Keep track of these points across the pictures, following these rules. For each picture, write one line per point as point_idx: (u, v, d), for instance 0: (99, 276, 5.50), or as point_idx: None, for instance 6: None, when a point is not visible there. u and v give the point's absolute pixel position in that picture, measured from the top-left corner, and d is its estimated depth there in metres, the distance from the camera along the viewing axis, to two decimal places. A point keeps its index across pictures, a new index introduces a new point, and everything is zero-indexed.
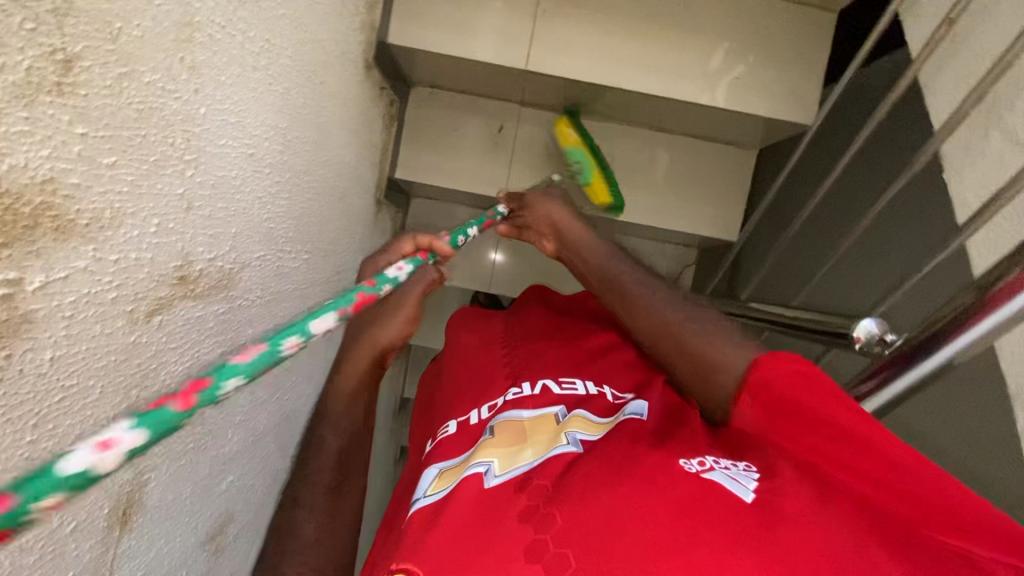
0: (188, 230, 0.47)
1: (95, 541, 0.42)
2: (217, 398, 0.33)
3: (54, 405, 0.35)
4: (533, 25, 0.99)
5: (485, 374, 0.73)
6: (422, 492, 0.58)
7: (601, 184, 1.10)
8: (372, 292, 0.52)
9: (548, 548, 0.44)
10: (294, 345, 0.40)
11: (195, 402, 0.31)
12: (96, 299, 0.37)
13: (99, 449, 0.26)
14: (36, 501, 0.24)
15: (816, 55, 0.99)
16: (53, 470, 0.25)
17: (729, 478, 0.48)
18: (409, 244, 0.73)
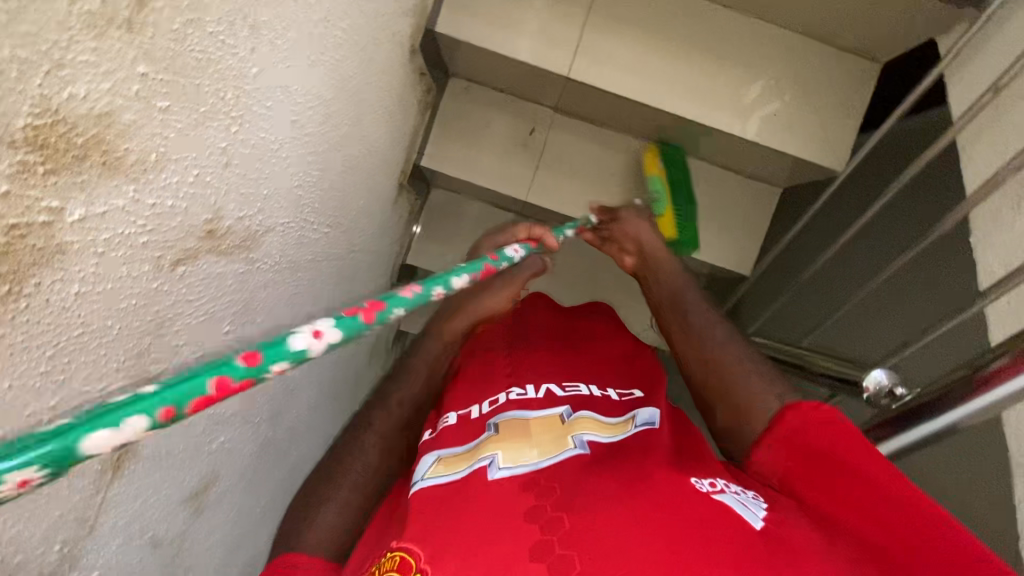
0: (223, 186, 0.47)
1: (87, 480, 0.42)
2: (386, 320, 0.41)
3: (72, 339, 0.35)
4: (580, 34, 1.00)
5: (489, 371, 0.73)
6: (417, 475, 0.60)
7: (671, 218, 1.08)
8: (494, 264, 0.63)
9: (553, 549, 0.45)
10: (439, 293, 0.49)
11: (373, 318, 0.39)
12: (129, 240, 0.37)
13: (314, 336, 0.33)
14: (273, 364, 0.31)
15: (856, 104, 0.99)
16: (286, 343, 0.32)
17: (739, 503, 0.49)
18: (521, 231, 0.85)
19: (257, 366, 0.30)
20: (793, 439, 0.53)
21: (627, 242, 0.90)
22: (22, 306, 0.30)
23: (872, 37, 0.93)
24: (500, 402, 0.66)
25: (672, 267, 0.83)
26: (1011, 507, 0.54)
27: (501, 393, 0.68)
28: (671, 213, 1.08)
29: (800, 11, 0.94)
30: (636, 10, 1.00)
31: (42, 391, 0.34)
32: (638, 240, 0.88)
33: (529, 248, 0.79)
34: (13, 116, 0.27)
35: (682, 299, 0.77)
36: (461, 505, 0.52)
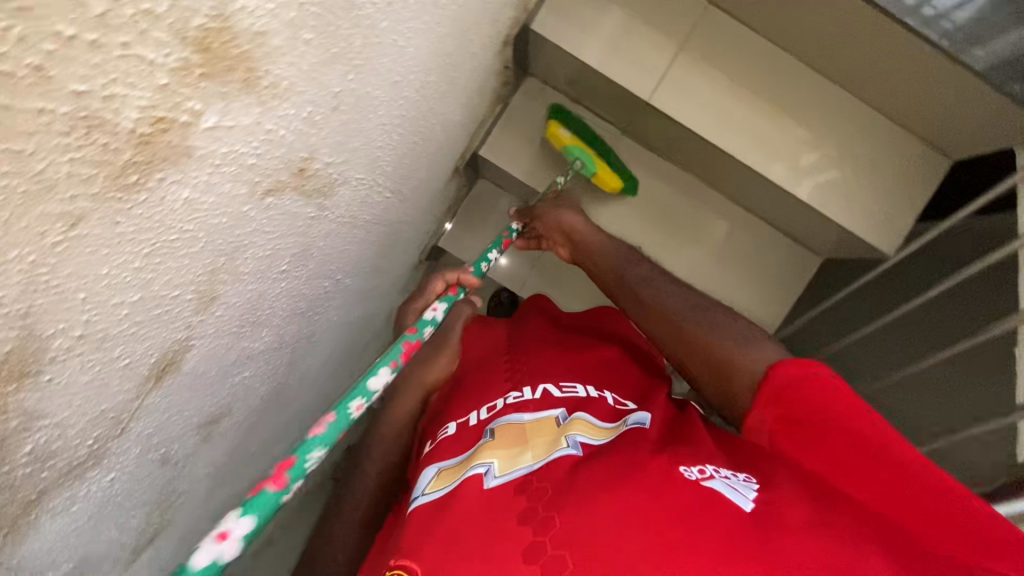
0: (326, 129, 0.47)
1: (132, 385, 0.41)
2: (303, 470, 0.53)
3: (166, 242, 0.35)
4: (668, 65, 1.01)
5: (488, 380, 0.75)
6: (418, 490, 0.60)
7: (607, 172, 1.13)
8: (414, 338, 0.74)
9: (546, 550, 0.46)
10: (358, 408, 0.62)
11: (285, 480, 0.51)
12: (239, 159, 0.37)
13: (219, 539, 0.45)
14: None
15: (919, 192, 1.00)
16: (189, 567, 0.44)
17: (730, 487, 0.50)
18: (439, 283, 0.85)
19: None
20: (792, 401, 0.54)
21: (557, 231, 0.94)
22: (139, 199, 0.30)
23: (952, 133, 0.94)
24: (498, 408, 0.66)
25: (604, 242, 0.89)
26: None
27: (500, 398, 0.69)
28: (603, 166, 1.12)
29: (887, 92, 0.95)
30: (728, 54, 1.01)
31: (128, 284, 0.34)
32: (566, 228, 0.93)
33: (449, 298, 0.83)
34: (193, 13, 0.27)
35: (625, 270, 0.83)
36: (456, 509, 0.52)
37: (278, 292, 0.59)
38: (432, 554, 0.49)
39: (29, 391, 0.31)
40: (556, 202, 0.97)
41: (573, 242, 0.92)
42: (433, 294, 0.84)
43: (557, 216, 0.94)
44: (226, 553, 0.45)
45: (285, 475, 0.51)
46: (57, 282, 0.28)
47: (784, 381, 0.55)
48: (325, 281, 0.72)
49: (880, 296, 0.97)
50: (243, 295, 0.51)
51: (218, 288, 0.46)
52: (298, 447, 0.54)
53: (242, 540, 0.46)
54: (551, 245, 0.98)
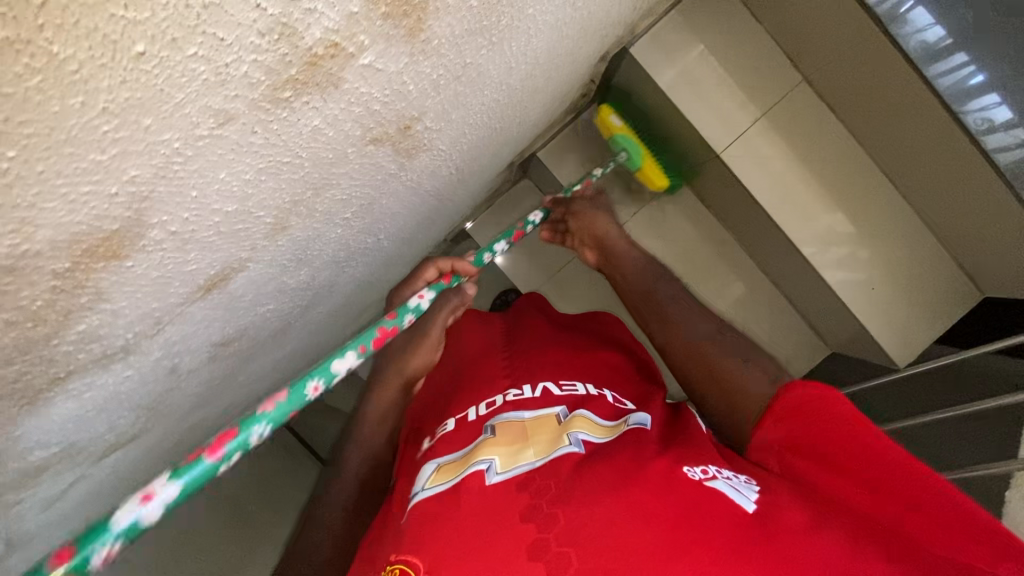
0: (442, 94, 0.47)
1: (187, 290, 0.40)
2: (245, 446, 0.44)
3: (280, 162, 0.34)
4: (748, 126, 1.02)
5: (488, 376, 0.74)
6: (417, 486, 0.58)
7: (653, 167, 1.13)
8: (392, 324, 0.64)
9: (550, 546, 0.46)
10: (315, 388, 0.52)
11: (222, 453, 0.43)
12: (368, 103, 0.36)
13: (143, 501, 0.38)
14: (94, 555, 0.36)
15: (942, 316, 1.02)
16: (106, 527, 0.36)
17: (731, 488, 0.51)
18: (431, 269, 0.74)
19: (74, 562, 0.35)
20: (792, 415, 0.54)
21: (584, 235, 0.92)
22: (281, 116, 0.29)
23: (991, 271, 0.96)
24: (499, 404, 0.65)
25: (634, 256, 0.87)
26: None
27: (499, 394, 0.68)
28: (650, 161, 1.12)
29: (943, 211, 0.97)
30: (807, 133, 1.03)
31: (228, 192, 0.32)
32: (598, 234, 0.90)
33: (440, 288, 0.72)
34: None
35: (649, 289, 0.81)
36: (461, 500, 0.52)
37: (332, 237, 0.58)
38: (437, 542, 0.49)
39: (111, 272, 0.30)
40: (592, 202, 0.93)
41: (602, 250, 0.90)
42: (422, 280, 0.73)
43: (586, 218, 0.91)
44: (150, 516, 0.38)
45: (222, 446, 0.43)
46: (184, 174, 0.27)
47: (780, 398, 0.55)
48: (369, 237, 0.71)
49: (891, 403, 0.98)
50: (307, 231, 0.50)
51: (293, 219, 0.45)
52: (245, 416, 0.46)
53: (163, 506, 0.39)
54: (576, 246, 0.95)
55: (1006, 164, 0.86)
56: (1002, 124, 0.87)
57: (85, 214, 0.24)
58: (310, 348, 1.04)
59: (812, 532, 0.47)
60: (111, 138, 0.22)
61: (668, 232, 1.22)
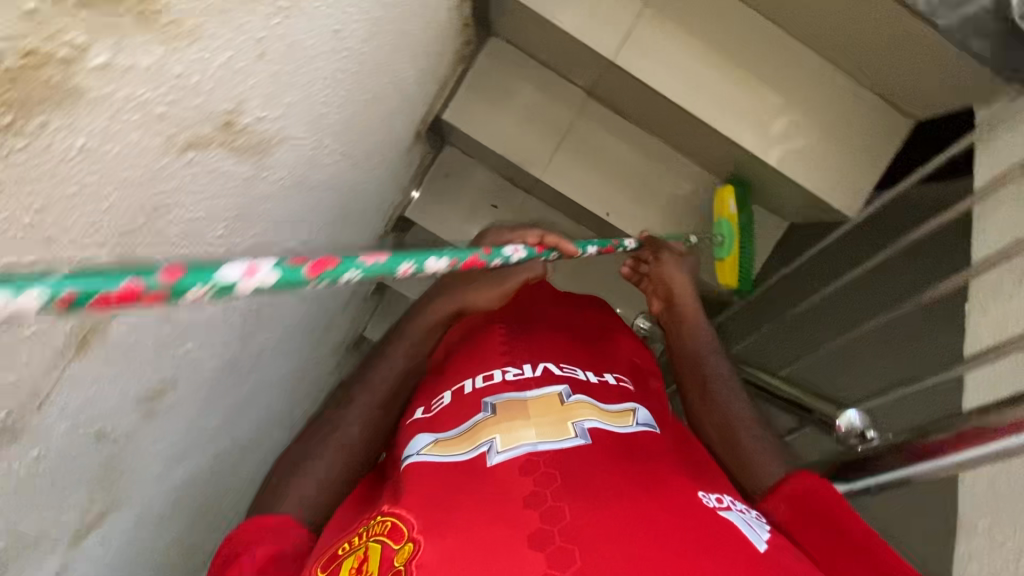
0: (252, 78, 0.44)
1: (50, 353, 0.39)
2: (339, 280, 0.36)
3: (64, 196, 0.32)
4: (633, 23, 0.98)
5: (482, 352, 0.71)
6: (412, 451, 0.59)
7: (732, 265, 1.09)
8: (484, 258, 0.56)
9: (553, 539, 0.44)
10: (407, 270, 0.43)
11: (319, 276, 0.35)
12: (145, 106, 0.34)
13: (246, 275, 0.30)
14: (184, 293, 0.28)
15: (881, 153, 0.99)
16: (213, 272, 0.29)
17: (743, 522, 0.51)
18: (534, 234, 0.72)
19: (169, 284, 0.27)
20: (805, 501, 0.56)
21: (657, 285, 0.88)
22: (21, 144, 0.27)
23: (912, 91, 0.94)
24: (495, 381, 0.64)
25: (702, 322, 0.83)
26: (964, 560, 0.57)
27: (496, 369, 0.67)
28: (733, 259, 1.09)
29: (850, 50, 0.94)
30: (698, 12, 0.98)
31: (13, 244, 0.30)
32: (672, 288, 0.86)
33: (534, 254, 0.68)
34: None
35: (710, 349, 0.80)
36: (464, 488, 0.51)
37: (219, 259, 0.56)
38: (434, 513, 0.48)
39: None
40: (682, 256, 0.89)
41: (669, 303, 0.86)
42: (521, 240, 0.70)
43: (663, 269, 0.87)
44: (245, 287, 0.30)
45: (322, 269, 0.35)
46: None
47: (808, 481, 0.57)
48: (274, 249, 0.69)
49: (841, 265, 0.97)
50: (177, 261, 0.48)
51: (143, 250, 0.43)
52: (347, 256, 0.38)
53: (260, 287, 0.31)
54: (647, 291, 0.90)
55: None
56: None
57: None
58: (280, 377, 1.04)
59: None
60: None
61: (601, 157, 1.18)
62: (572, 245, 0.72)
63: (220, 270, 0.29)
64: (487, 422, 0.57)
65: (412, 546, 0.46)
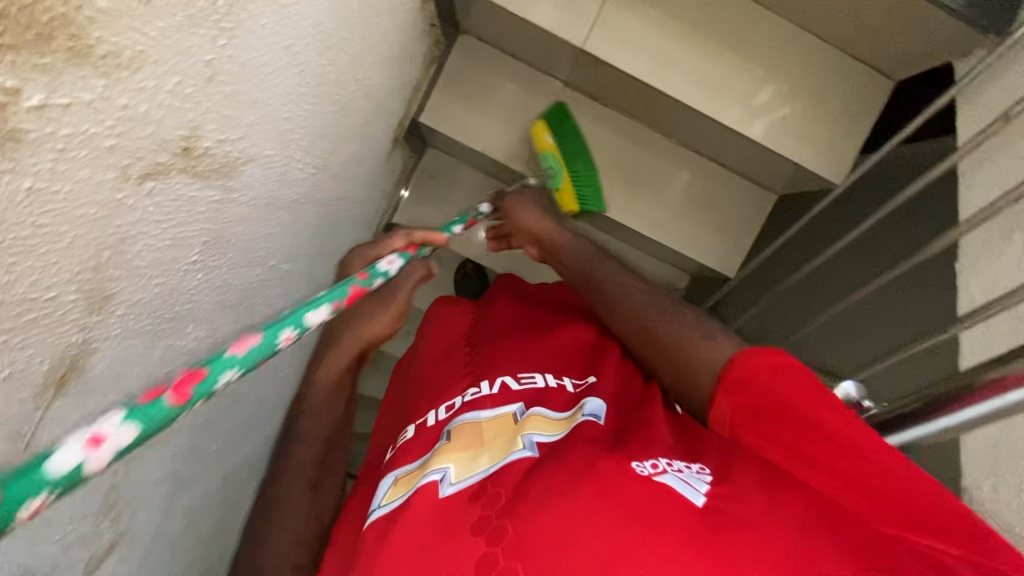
0: (205, 102, 0.44)
1: (27, 395, 0.39)
2: (210, 390, 0.38)
3: (18, 239, 0.32)
4: (600, 8, 0.97)
5: (447, 379, 0.72)
6: (376, 501, 0.59)
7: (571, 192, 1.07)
8: (363, 285, 0.59)
9: (497, 562, 0.44)
10: (288, 337, 0.47)
11: (187, 396, 0.36)
12: (92, 141, 0.34)
13: (91, 446, 0.30)
14: (20, 507, 0.27)
15: (864, 116, 0.98)
16: (42, 467, 0.28)
17: (682, 481, 0.49)
18: (401, 240, 0.71)
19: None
20: (749, 394, 0.52)
21: (521, 232, 0.89)
22: None
23: (888, 53, 0.92)
24: (456, 408, 0.64)
25: (570, 244, 0.83)
26: None
27: (459, 396, 0.67)
28: (569, 185, 1.06)
29: (823, 15, 0.92)
30: None
31: None
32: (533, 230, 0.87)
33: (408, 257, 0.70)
34: None
35: (589, 268, 0.78)
36: (410, 527, 0.51)
37: (197, 285, 0.56)
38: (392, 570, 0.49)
39: None
40: (522, 195, 0.91)
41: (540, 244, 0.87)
42: (389, 249, 0.70)
43: (517, 217, 0.88)
44: (95, 462, 0.31)
45: (189, 387, 0.36)
46: None
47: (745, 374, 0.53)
48: (256, 268, 0.69)
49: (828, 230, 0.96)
50: (152, 291, 0.49)
51: (112, 284, 0.43)
52: (214, 356, 0.40)
53: (116, 451, 0.32)
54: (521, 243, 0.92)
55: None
56: None
57: None
58: (282, 393, 1.05)
59: (759, 523, 0.45)
60: None
61: None
62: (442, 235, 0.73)
63: (50, 460, 0.29)
64: (439, 451, 0.56)
65: None
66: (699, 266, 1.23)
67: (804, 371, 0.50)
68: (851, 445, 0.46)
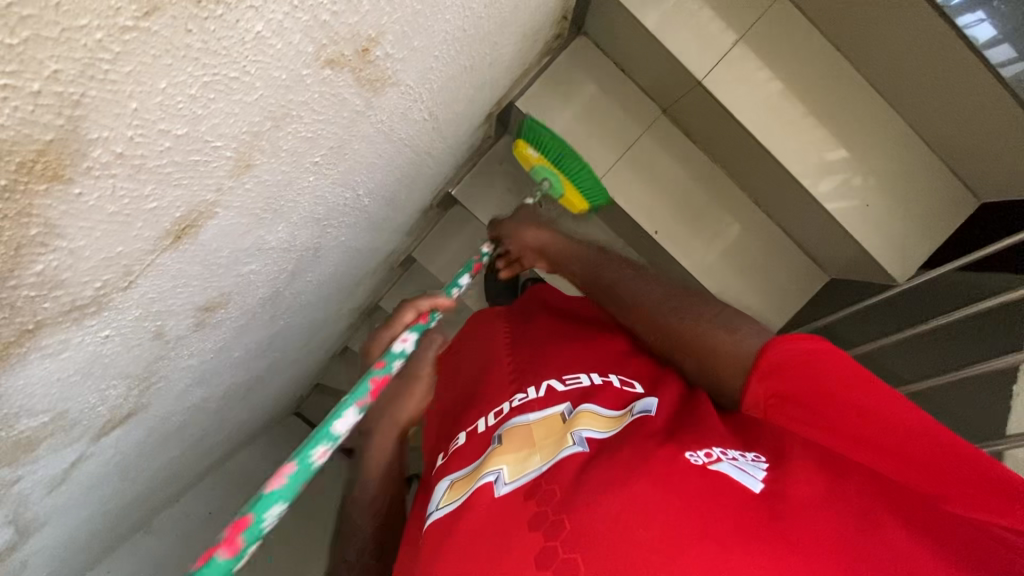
0: (396, 11, 0.45)
1: (151, 236, 0.38)
2: (257, 532, 0.46)
3: (227, 77, 0.32)
4: (728, 48, 1.00)
5: (496, 383, 0.72)
6: (433, 506, 0.59)
7: (574, 194, 1.07)
8: (381, 374, 0.64)
9: (557, 553, 0.45)
10: (322, 452, 0.53)
11: (238, 544, 0.44)
12: (315, 9, 0.35)
13: None
14: None
15: (938, 227, 1.00)
16: None
17: (737, 468, 0.50)
18: (409, 312, 0.73)
19: None
20: (789, 378, 0.52)
21: (528, 251, 0.93)
22: (216, 12, 0.28)
23: (984, 173, 0.94)
24: (505, 412, 0.64)
25: (575, 250, 0.89)
26: None
27: (506, 401, 0.66)
28: (570, 187, 1.06)
29: (929, 118, 0.95)
30: (793, 50, 0.99)
31: (167, 109, 0.30)
32: (537, 246, 0.92)
33: (420, 328, 0.73)
34: None
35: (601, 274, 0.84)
36: (474, 520, 0.51)
37: (306, 186, 0.56)
38: (455, 564, 0.49)
39: (58, 200, 0.28)
40: (518, 220, 0.94)
41: (548, 256, 0.92)
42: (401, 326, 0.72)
43: (518, 234, 0.92)
44: None
45: (237, 537, 0.44)
46: (116, 77, 0.26)
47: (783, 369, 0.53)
48: (347, 192, 0.69)
49: (880, 324, 0.97)
50: (275, 175, 0.48)
51: (256, 155, 0.43)
52: (255, 499, 0.47)
53: None
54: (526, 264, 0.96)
55: (1015, 77, 0.81)
56: (986, 42, 0.82)
57: (8, 116, 0.22)
58: (303, 325, 1.03)
59: (819, 507, 0.46)
60: (17, 14, 0.20)
61: (656, 176, 1.18)
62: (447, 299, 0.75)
63: None
64: (491, 454, 0.57)
65: None
66: None
67: (847, 356, 0.51)
68: (894, 418, 0.48)
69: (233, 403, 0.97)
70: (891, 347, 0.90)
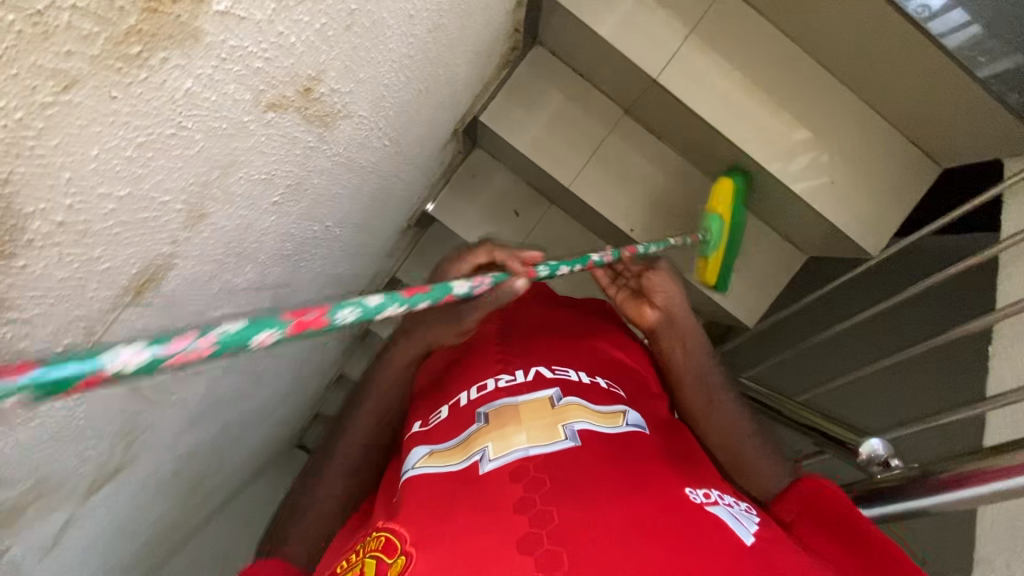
0: (335, 49, 0.46)
1: (110, 295, 0.39)
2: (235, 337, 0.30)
3: (163, 134, 0.33)
4: (680, 45, 1.01)
5: (479, 360, 0.70)
6: (408, 466, 0.59)
7: (716, 264, 1.12)
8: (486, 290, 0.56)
9: (541, 542, 0.45)
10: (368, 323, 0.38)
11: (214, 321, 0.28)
12: (246, 59, 0.35)
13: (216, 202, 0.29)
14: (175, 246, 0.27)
15: (906, 198, 1.02)
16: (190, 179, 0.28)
17: (732, 517, 0.51)
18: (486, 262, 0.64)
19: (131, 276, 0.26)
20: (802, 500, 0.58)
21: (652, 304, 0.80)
22: (139, 76, 0.28)
23: (943, 139, 0.96)
24: (489, 389, 0.63)
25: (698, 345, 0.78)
26: None
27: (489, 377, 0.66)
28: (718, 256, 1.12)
29: (883, 93, 0.96)
30: (745, 39, 1.01)
31: (103, 173, 0.30)
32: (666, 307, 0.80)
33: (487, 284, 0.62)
34: None
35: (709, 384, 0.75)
36: (457, 499, 0.51)
37: (268, 225, 0.56)
38: (428, 526, 0.49)
39: (1, 274, 0.28)
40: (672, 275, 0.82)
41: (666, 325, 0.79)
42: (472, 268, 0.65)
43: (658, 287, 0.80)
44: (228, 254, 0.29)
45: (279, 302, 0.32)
46: (44, 151, 0.26)
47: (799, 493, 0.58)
48: (315, 225, 0.70)
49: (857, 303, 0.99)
50: (233, 220, 0.48)
51: (209, 204, 0.43)
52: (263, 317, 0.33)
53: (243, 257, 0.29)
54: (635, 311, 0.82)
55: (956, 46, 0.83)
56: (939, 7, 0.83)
57: None
58: (291, 359, 1.03)
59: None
60: None
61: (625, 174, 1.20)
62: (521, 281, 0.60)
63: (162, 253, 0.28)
64: (478, 434, 0.57)
65: (404, 560, 0.47)
66: (722, 311, 1.24)
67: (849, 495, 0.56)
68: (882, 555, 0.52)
69: (228, 444, 0.96)
70: (870, 323, 0.91)
